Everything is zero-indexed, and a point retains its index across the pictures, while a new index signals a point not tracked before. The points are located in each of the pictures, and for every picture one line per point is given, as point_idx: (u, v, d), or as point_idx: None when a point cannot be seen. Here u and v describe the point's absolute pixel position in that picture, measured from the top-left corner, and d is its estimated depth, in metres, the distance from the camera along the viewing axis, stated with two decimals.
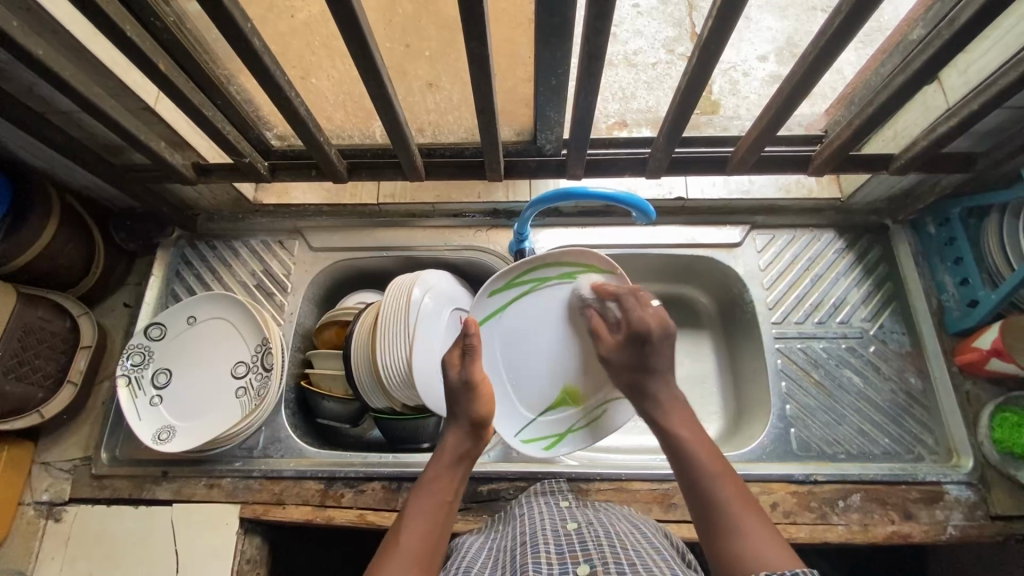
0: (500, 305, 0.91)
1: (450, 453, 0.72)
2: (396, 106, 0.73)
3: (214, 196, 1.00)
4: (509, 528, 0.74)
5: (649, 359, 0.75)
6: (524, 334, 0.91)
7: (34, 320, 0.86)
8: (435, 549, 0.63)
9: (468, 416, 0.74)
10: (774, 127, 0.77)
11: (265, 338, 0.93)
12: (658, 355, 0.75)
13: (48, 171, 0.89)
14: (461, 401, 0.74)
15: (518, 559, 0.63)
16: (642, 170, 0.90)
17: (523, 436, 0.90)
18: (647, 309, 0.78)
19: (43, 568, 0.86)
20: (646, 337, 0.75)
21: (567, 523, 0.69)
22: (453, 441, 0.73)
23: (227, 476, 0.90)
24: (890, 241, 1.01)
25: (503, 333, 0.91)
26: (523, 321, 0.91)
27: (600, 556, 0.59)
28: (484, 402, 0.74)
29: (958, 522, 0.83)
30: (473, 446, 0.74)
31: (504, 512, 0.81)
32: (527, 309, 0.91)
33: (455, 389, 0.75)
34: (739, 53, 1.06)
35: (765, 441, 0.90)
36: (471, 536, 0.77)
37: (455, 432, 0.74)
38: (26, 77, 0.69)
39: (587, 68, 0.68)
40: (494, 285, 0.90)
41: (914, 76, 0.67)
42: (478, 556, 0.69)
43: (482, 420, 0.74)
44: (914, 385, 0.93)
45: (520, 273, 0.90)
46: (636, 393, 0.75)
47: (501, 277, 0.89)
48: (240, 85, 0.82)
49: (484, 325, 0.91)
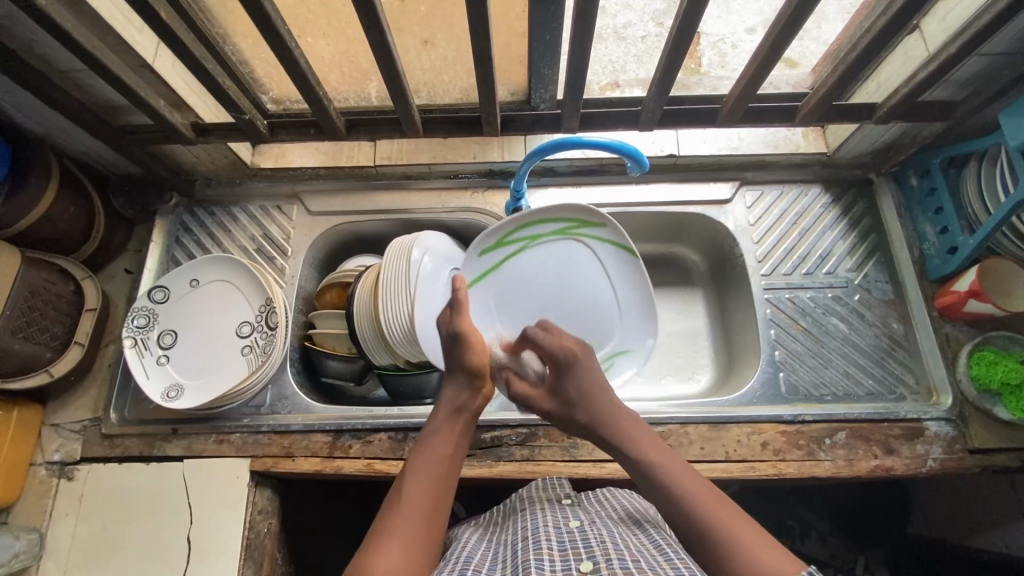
0: (496, 263, 0.90)
1: (449, 405, 0.73)
2: (395, 57, 0.74)
3: (212, 160, 1.01)
4: (508, 525, 0.76)
5: (580, 385, 0.74)
6: (524, 289, 0.91)
7: (39, 282, 0.87)
8: (440, 502, 0.64)
9: (462, 366, 0.75)
10: (760, 79, 0.79)
11: (268, 299, 0.95)
12: (588, 374, 0.75)
13: (47, 135, 0.89)
14: (453, 353, 0.76)
15: (519, 554, 0.64)
16: (635, 124, 0.92)
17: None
18: (562, 338, 0.78)
19: (59, 524, 0.89)
20: (565, 363, 0.75)
21: (570, 521, 0.71)
22: (452, 394, 0.74)
23: (237, 432, 0.92)
24: (874, 194, 1.05)
25: (500, 289, 0.91)
26: (523, 273, 0.91)
27: (603, 554, 0.61)
28: (477, 353, 0.75)
29: (938, 455, 0.88)
30: (473, 401, 0.75)
31: (506, 506, 0.84)
32: (522, 263, 0.91)
33: (449, 345, 0.77)
34: (727, 26, 0.97)
35: (755, 386, 0.94)
36: (470, 532, 0.78)
37: (453, 386, 0.75)
38: (26, 32, 0.70)
39: (579, 19, 0.69)
40: (483, 243, 0.88)
41: (893, 20, 0.70)
42: (478, 549, 0.70)
43: (476, 368, 0.74)
44: (896, 329, 0.98)
45: (512, 230, 0.88)
46: (592, 428, 0.73)
47: (492, 236, 0.88)
48: (236, 46, 0.82)
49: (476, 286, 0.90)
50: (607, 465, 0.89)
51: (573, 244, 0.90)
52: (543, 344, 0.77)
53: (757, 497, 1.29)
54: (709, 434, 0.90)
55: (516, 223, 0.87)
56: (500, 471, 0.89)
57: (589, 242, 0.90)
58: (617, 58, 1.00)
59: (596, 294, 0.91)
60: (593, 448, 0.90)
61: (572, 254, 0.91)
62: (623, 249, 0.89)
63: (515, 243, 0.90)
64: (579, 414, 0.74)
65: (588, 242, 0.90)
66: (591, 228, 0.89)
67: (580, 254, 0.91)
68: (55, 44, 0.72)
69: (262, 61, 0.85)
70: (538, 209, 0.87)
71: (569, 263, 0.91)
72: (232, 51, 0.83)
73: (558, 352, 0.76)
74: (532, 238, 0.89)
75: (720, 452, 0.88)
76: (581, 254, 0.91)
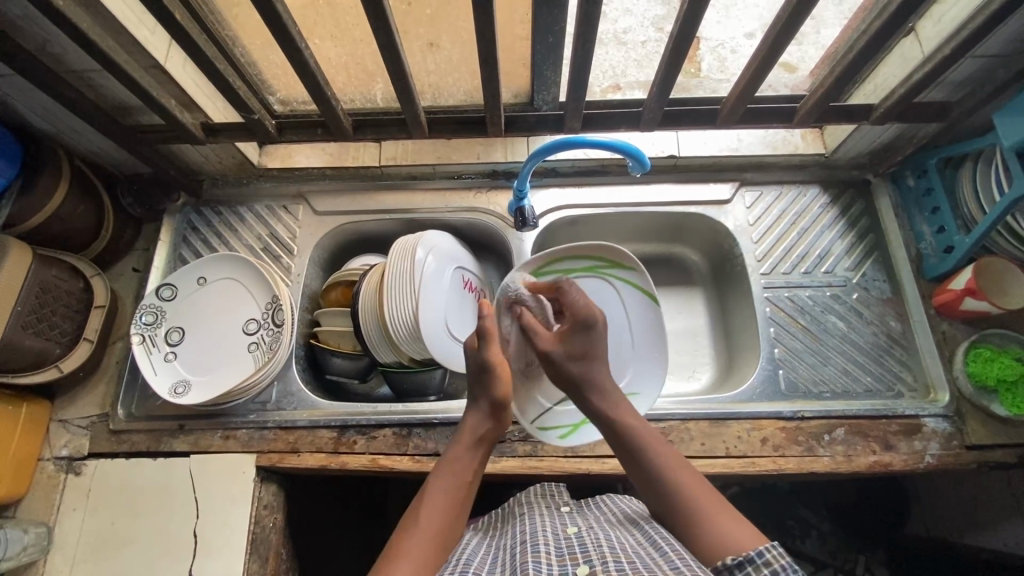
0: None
1: (471, 432, 0.75)
2: (402, 58, 0.76)
3: (219, 160, 1.03)
4: (508, 531, 0.77)
5: (592, 345, 0.74)
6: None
7: (49, 278, 0.88)
8: (455, 523, 0.66)
9: (489, 397, 0.76)
10: (757, 83, 0.81)
11: (275, 296, 0.96)
12: (602, 340, 0.75)
13: (59, 135, 0.91)
14: (482, 382, 0.77)
15: (517, 556, 0.65)
16: (637, 124, 0.93)
17: (540, 423, 0.89)
18: (578, 295, 0.77)
19: (66, 518, 0.90)
20: (592, 323, 0.75)
21: (568, 527, 0.72)
22: (474, 423, 0.76)
23: (243, 427, 0.93)
24: (872, 195, 1.06)
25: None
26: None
27: (599, 556, 0.61)
28: (503, 384, 0.76)
29: (935, 451, 0.89)
30: (493, 429, 0.76)
31: (507, 514, 0.85)
32: None
33: (473, 371, 0.78)
34: (725, 30, 0.98)
35: (755, 383, 0.96)
36: (470, 536, 0.79)
37: (475, 414, 0.77)
38: (42, 32, 0.72)
39: (583, 21, 0.71)
40: (523, 271, 0.89)
41: (887, 22, 0.72)
42: (476, 552, 0.71)
43: (500, 401, 0.76)
44: (894, 328, 0.99)
45: (548, 262, 0.90)
46: (586, 385, 0.74)
47: (532, 264, 0.88)
48: (245, 48, 0.84)
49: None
50: (609, 461, 0.90)
51: (601, 285, 0.92)
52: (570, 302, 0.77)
53: (757, 496, 1.30)
54: (710, 431, 0.91)
55: (556, 255, 0.89)
56: (502, 467, 0.90)
57: (615, 284, 0.92)
58: (617, 62, 1.02)
59: (615, 331, 0.91)
60: (595, 444, 0.91)
61: (598, 295, 0.92)
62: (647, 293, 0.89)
63: (548, 275, 0.91)
64: (578, 368, 0.74)
65: (618, 285, 0.91)
66: (619, 270, 0.91)
67: (605, 293, 0.92)
68: (70, 45, 0.74)
69: (269, 63, 0.87)
70: (577, 244, 0.89)
71: (592, 302, 0.92)
72: (241, 52, 0.85)
73: (582, 309, 0.75)
74: (565, 273, 0.91)
75: (720, 448, 0.89)
76: (608, 295, 0.92)
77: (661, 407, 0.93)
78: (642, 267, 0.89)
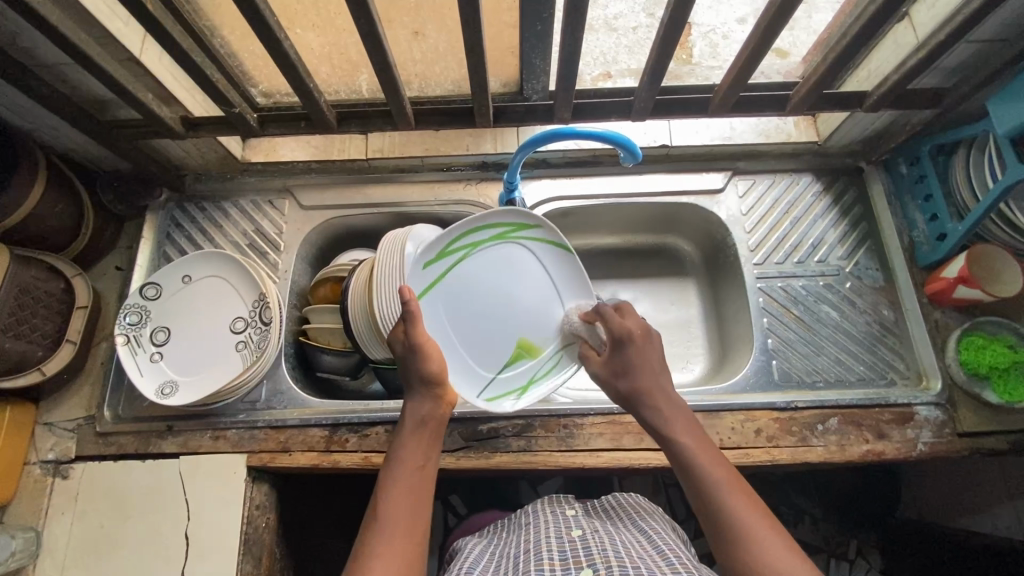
0: (437, 277, 0.82)
1: (411, 417, 0.73)
2: (386, 49, 0.74)
3: (201, 154, 1.00)
4: (511, 537, 0.78)
5: (632, 365, 0.76)
6: (470, 299, 0.84)
7: (28, 280, 0.86)
8: (420, 516, 0.65)
9: (418, 377, 0.73)
10: (748, 73, 0.80)
11: (262, 294, 0.94)
12: (646, 356, 0.76)
13: (33, 131, 0.88)
14: (411, 364, 0.74)
15: (522, 565, 0.66)
16: (628, 114, 0.91)
17: (487, 395, 0.87)
18: (627, 318, 0.80)
19: (54, 522, 0.88)
20: (629, 340, 0.76)
21: (572, 530, 0.73)
22: (413, 407, 0.74)
23: (233, 428, 0.92)
24: (865, 182, 1.05)
25: (447, 302, 0.83)
26: (468, 283, 0.84)
27: (604, 561, 0.62)
28: (435, 361, 0.73)
29: (927, 439, 0.89)
30: (435, 408, 0.74)
31: (511, 518, 0.87)
32: (469, 272, 0.84)
33: (404, 357, 0.74)
34: (717, 15, 0.96)
35: (749, 374, 0.95)
36: (474, 544, 0.80)
37: (415, 399, 0.74)
38: (9, 25, 0.69)
39: (572, 9, 0.68)
40: (426, 255, 0.81)
41: (884, 6, 0.70)
42: (479, 561, 0.72)
43: (434, 378, 0.73)
44: (887, 316, 0.99)
45: (452, 239, 0.82)
46: (636, 400, 0.75)
47: (432, 246, 0.80)
48: (223, 38, 0.82)
49: (424, 299, 0.82)
50: (603, 454, 0.90)
51: (513, 250, 0.86)
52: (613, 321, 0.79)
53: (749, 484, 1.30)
54: (703, 422, 0.90)
55: (458, 228, 0.81)
56: (496, 462, 0.89)
57: (525, 244, 0.86)
58: (606, 49, 1.00)
59: (540, 292, 0.87)
60: (589, 438, 0.91)
61: (513, 260, 0.86)
62: (561, 248, 0.87)
63: (458, 252, 0.83)
64: (625, 384, 0.76)
65: (528, 245, 0.86)
66: (527, 230, 0.86)
67: (520, 260, 0.86)
68: (39, 38, 0.71)
69: (250, 54, 0.85)
70: (480, 212, 0.82)
71: (509, 269, 0.86)
72: (220, 43, 0.82)
73: (620, 330, 0.77)
74: (474, 247, 0.83)
75: (714, 440, 0.89)
76: (523, 259, 0.86)
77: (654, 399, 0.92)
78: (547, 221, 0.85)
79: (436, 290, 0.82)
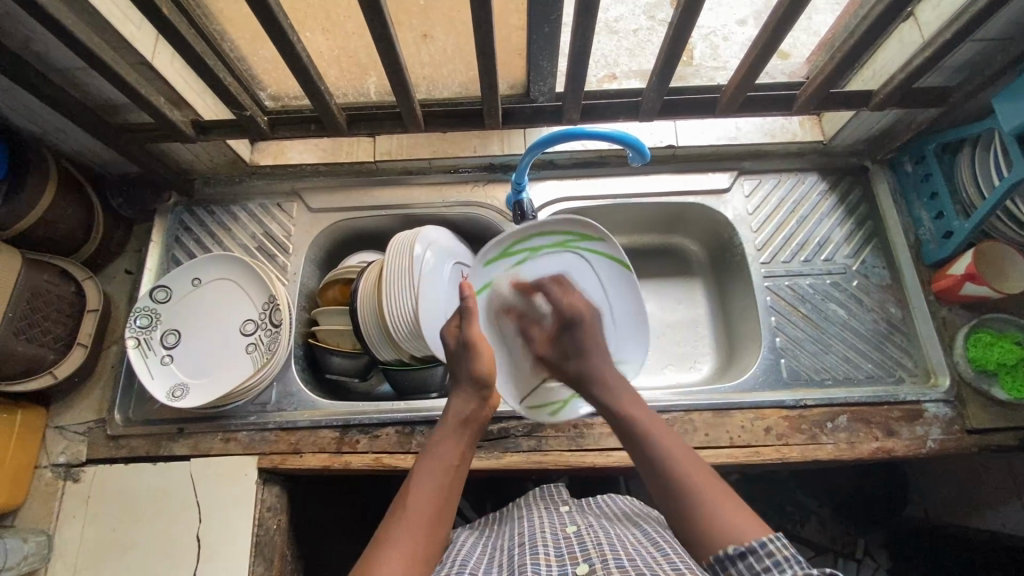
0: (494, 276, 0.88)
1: (455, 415, 0.74)
2: (397, 51, 0.74)
3: (210, 158, 1.01)
4: (504, 529, 0.78)
5: (583, 342, 0.81)
6: (523, 305, 0.88)
7: (40, 283, 0.86)
8: (445, 511, 0.66)
9: (468, 375, 0.76)
10: (755, 73, 0.80)
11: (271, 296, 0.94)
12: (591, 331, 0.82)
13: (44, 135, 0.89)
14: (461, 361, 0.77)
15: (516, 559, 0.66)
16: (635, 114, 0.92)
17: (532, 402, 0.89)
18: (571, 295, 0.85)
19: (66, 526, 0.89)
20: (576, 318, 0.82)
21: (567, 524, 0.73)
22: (458, 406, 0.75)
23: (243, 429, 0.92)
24: (870, 181, 1.06)
25: (501, 302, 0.87)
26: (524, 287, 0.88)
27: (599, 555, 0.62)
28: (483, 360, 0.76)
29: (937, 436, 0.90)
30: (477, 409, 0.75)
31: (504, 511, 0.87)
32: (525, 277, 0.88)
33: (456, 352, 0.78)
34: (717, 17, 0.97)
35: (757, 372, 0.96)
36: (467, 536, 0.80)
37: (460, 397, 0.76)
38: (24, 30, 0.70)
39: (582, 10, 0.69)
40: (488, 253, 0.87)
41: (891, 4, 0.71)
42: (472, 553, 0.72)
43: (484, 379, 0.76)
44: (894, 314, 0.99)
45: (515, 241, 0.87)
46: (586, 380, 0.79)
47: (496, 244, 0.87)
48: (233, 42, 0.83)
49: (481, 294, 0.88)
50: (614, 454, 0.90)
51: (572, 258, 0.89)
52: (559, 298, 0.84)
53: (756, 483, 1.30)
54: (713, 421, 0.91)
55: (520, 232, 0.87)
56: (507, 462, 0.90)
57: (585, 254, 0.89)
58: (609, 51, 1.01)
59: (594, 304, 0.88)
60: (600, 438, 0.91)
61: (569, 269, 0.89)
62: (617, 262, 0.89)
63: (519, 254, 0.88)
64: (575, 365, 0.80)
65: (587, 256, 0.89)
66: (589, 242, 0.89)
67: (579, 270, 0.89)
68: (53, 42, 0.72)
69: (260, 57, 0.85)
70: (543, 218, 0.87)
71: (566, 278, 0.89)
72: (230, 47, 0.83)
73: (567, 309, 0.83)
74: (533, 252, 0.88)
75: (724, 438, 0.90)
76: (581, 267, 0.89)
77: (665, 398, 0.93)
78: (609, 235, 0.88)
79: (492, 288, 0.88)
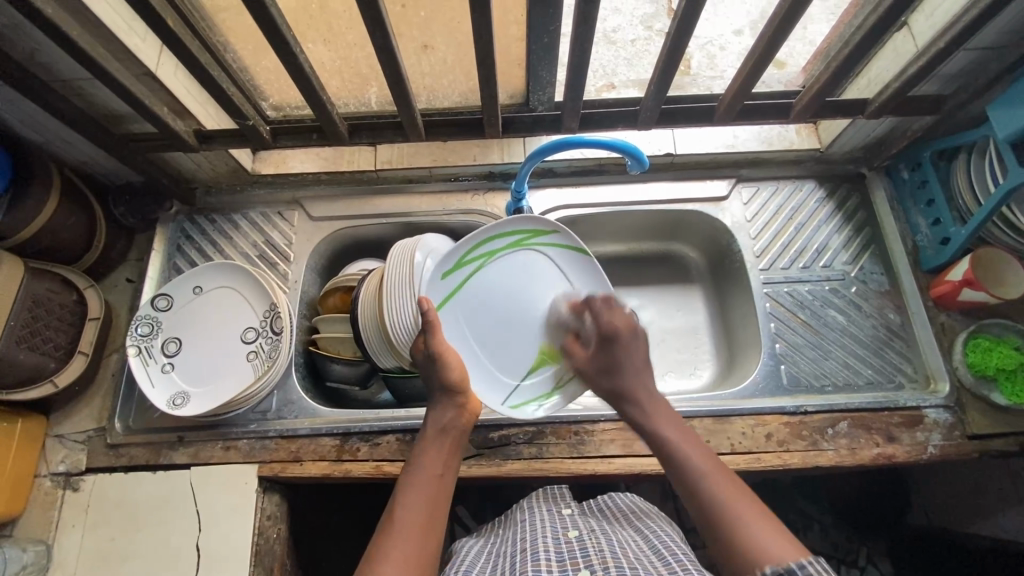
0: (456, 285, 0.88)
1: (434, 425, 0.75)
2: (398, 62, 0.75)
3: (212, 167, 1.02)
4: (508, 535, 0.78)
5: (619, 359, 0.78)
6: (489, 308, 0.89)
7: (42, 292, 0.87)
8: (436, 521, 0.65)
9: (441, 384, 0.77)
10: (752, 82, 0.81)
11: (273, 303, 0.95)
12: (630, 354, 0.77)
13: (48, 145, 0.89)
14: (432, 372, 0.78)
15: (518, 565, 0.65)
16: (634, 123, 0.93)
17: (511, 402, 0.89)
18: (617, 311, 0.80)
19: (65, 536, 0.88)
20: (615, 335, 0.78)
21: (568, 530, 0.72)
22: (437, 415, 0.76)
23: (244, 438, 0.92)
24: (867, 188, 1.07)
25: (466, 310, 0.88)
26: (486, 292, 0.89)
27: (601, 562, 0.62)
28: (453, 369, 0.77)
29: (938, 442, 0.90)
30: (456, 418, 0.76)
31: (508, 519, 0.86)
32: (485, 281, 0.89)
33: (425, 365, 0.79)
34: (714, 27, 1.01)
35: (757, 379, 0.96)
36: (471, 544, 0.80)
37: (437, 408, 0.77)
38: (30, 42, 0.71)
39: (581, 20, 0.70)
40: (443, 266, 0.86)
41: (886, 14, 0.72)
42: (477, 562, 0.72)
43: (453, 385, 0.77)
44: (893, 320, 0.99)
45: (468, 250, 0.87)
46: (619, 397, 0.77)
47: (450, 257, 0.86)
48: (236, 53, 0.84)
49: (444, 309, 0.87)
50: (615, 461, 0.90)
51: (530, 255, 0.91)
52: (602, 317, 0.80)
53: (757, 491, 1.30)
54: (714, 427, 0.91)
55: (472, 241, 0.87)
56: (508, 470, 0.89)
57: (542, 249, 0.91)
58: (608, 61, 1.03)
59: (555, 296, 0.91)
60: (600, 445, 0.91)
61: (528, 264, 0.91)
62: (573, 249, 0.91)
63: (474, 262, 0.88)
64: (608, 382, 0.78)
65: (544, 249, 0.91)
66: (542, 235, 0.91)
67: (535, 263, 0.91)
68: (58, 53, 0.73)
69: (262, 68, 0.86)
70: (494, 223, 0.88)
71: (526, 274, 0.91)
72: (232, 58, 0.84)
73: (607, 327, 0.79)
74: (488, 256, 0.89)
75: (725, 445, 0.89)
76: (539, 263, 0.91)
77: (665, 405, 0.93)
78: (561, 226, 0.90)
79: (456, 299, 0.88)
